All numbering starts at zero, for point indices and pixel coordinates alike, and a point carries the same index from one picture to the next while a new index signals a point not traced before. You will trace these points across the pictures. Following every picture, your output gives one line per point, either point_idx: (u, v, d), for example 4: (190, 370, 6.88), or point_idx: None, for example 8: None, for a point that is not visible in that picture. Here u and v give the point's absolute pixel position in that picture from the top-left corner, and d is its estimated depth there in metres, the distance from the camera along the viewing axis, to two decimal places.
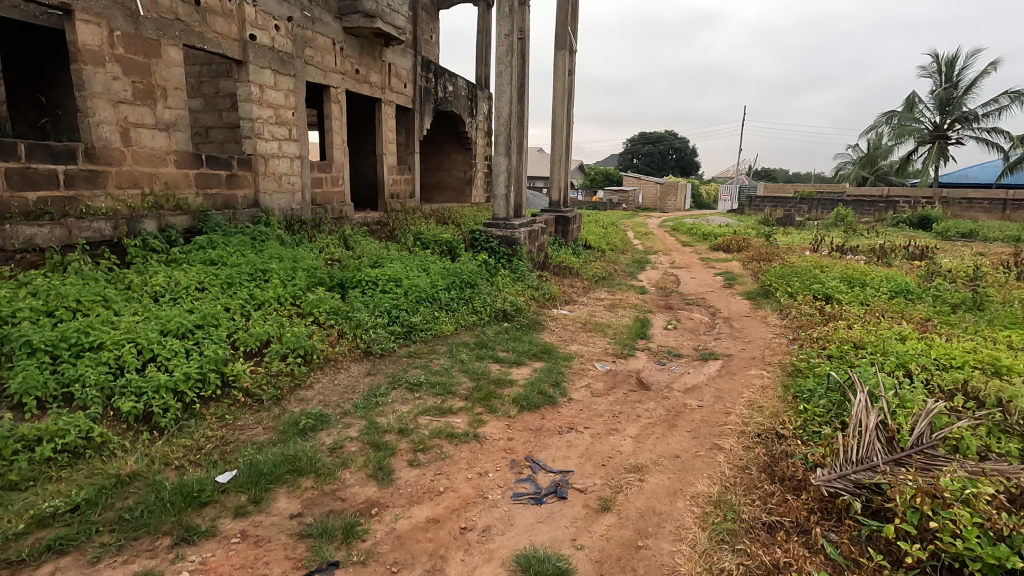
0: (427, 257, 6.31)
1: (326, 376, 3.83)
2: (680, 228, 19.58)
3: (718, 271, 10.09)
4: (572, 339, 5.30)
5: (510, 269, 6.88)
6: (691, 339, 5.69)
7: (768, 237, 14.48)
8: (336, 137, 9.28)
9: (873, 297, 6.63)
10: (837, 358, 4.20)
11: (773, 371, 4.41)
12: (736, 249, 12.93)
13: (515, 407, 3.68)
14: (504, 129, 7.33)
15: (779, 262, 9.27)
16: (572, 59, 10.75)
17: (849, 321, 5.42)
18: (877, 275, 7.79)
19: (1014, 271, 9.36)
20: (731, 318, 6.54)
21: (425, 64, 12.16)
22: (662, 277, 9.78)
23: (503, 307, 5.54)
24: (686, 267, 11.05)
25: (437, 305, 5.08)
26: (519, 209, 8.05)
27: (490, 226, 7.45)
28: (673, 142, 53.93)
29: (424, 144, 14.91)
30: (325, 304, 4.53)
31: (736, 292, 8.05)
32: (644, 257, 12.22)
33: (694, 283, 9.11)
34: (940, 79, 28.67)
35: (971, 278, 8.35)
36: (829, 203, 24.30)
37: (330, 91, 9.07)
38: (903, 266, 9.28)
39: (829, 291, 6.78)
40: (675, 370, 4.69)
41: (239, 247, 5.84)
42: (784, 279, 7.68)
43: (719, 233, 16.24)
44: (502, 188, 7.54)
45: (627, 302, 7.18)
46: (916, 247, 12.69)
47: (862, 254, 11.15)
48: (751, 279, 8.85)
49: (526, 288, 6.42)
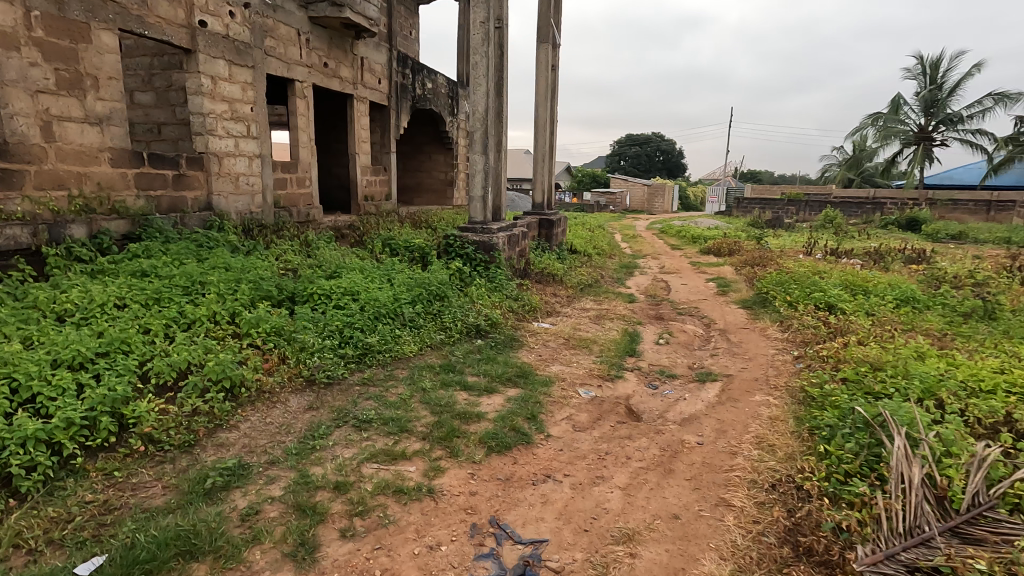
0: (394, 266, 5.70)
1: (256, 414, 3.20)
2: (669, 231, 19.14)
3: (710, 277, 9.61)
4: (553, 358, 4.72)
5: (487, 278, 6.30)
6: (685, 356, 5.14)
7: (759, 239, 14.05)
8: (302, 135, 8.63)
9: (878, 306, 6.14)
10: (854, 384, 3.67)
11: (780, 398, 3.87)
12: (727, 252, 12.46)
13: (482, 449, 3.09)
14: (481, 125, 6.75)
15: (774, 267, 8.80)
16: (556, 53, 10.20)
17: (858, 336, 4.90)
18: (879, 281, 7.33)
19: (1016, 275, 8.97)
20: (727, 330, 6.01)
21: (402, 60, 11.55)
22: (652, 283, 9.28)
23: (475, 323, 4.95)
24: (677, 271, 10.56)
25: (399, 322, 4.48)
26: (498, 212, 7.47)
27: (466, 231, 6.86)
28: (660, 143, 53.74)
29: (402, 144, 14.29)
30: (266, 324, 3.90)
31: (731, 300, 7.54)
32: (633, 262, 11.72)
33: (686, 290, 8.60)
34: (925, 80, 28.63)
35: (975, 283, 7.92)
36: (817, 204, 24.08)
37: (294, 85, 8.42)
38: (903, 271, 8.85)
39: (830, 299, 6.28)
40: (669, 396, 4.12)
41: (178, 257, 5.17)
42: (781, 287, 7.18)
43: (708, 235, 15.82)
44: (479, 190, 6.95)
45: (615, 313, 6.62)
46: (910, 249, 12.32)
47: (858, 258, 10.73)
48: (745, 285, 8.37)
49: (502, 299, 5.83)
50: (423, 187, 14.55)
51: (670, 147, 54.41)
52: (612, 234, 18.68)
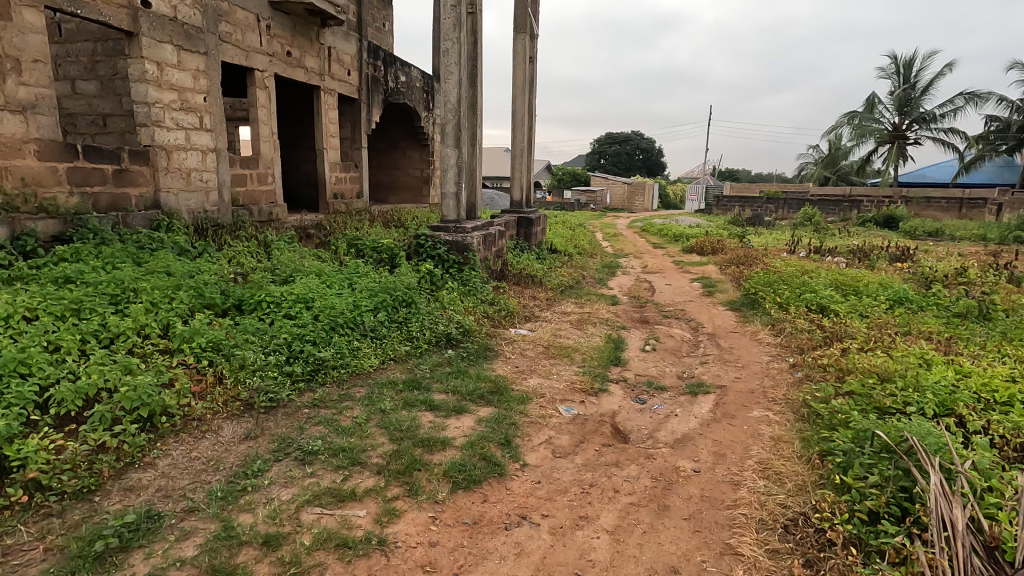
0: (357, 269, 5.21)
1: (179, 447, 2.71)
2: (650, 229, 18.88)
3: (695, 277, 9.29)
4: (531, 369, 4.30)
5: (460, 281, 5.86)
6: (673, 364, 4.77)
7: (742, 237, 13.83)
8: (263, 128, 8.06)
9: (872, 307, 5.85)
10: (862, 397, 3.32)
11: (781, 413, 3.50)
12: (710, 251, 12.18)
13: (446, 485, 2.64)
14: (454, 116, 6.29)
15: (761, 267, 8.51)
16: (534, 44, 9.77)
17: (857, 341, 4.58)
18: (870, 280, 7.05)
19: (1002, 272, 8.80)
20: (717, 334, 5.65)
21: (373, 51, 11.02)
22: (634, 284, 8.92)
23: (445, 331, 4.51)
24: (660, 271, 10.22)
25: (359, 332, 4.01)
26: (474, 210, 7.02)
27: (439, 230, 6.40)
28: (639, 142, 53.77)
29: (376, 141, 13.75)
30: (201, 338, 3.40)
31: (718, 301, 7.21)
32: (614, 262, 11.35)
33: (670, 291, 8.26)
34: (899, 80, 28.92)
35: (964, 282, 7.71)
36: (796, 203, 24.06)
37: (253, 75, 7.86)
38: (890, 269, 8.63)
39: (823, 301, 5.97)
40: (659, 412, 3.73)
41: (112, 261, 4.62)
42: (770, 287, 6.86)
43: (690, 234, 15.57)
44: (451, 186, 6.49)
45: (598, 317, 6.23)
46: (893, 247, 12.19)
47: (842, 256, 10.52)
48: (731, 286, 8.05)
49: (476, 304, 5.39)
50: (398, 185, 14.01)
51: (650, 145, 54.48)
52: (593, 233, 18.33)
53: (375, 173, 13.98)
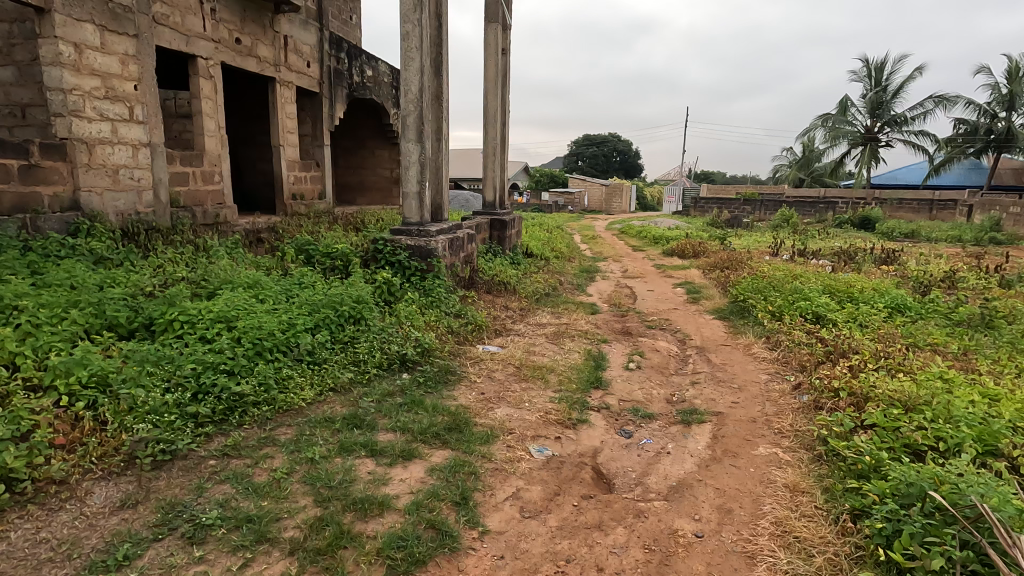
0: (301, 279, 4.54)
1: (22, 527, 2.04)
2: (629, 231, 18.48)
3: (678, 282, 8.81)
4: (500, 396, 3.71)
5: (422, 291, 5.24)
6: (662, 386, 4.22)
7: (723, 240, 13.47)
8: (208, 121, 7.32)
9: (872, 316, 5.40)
10: (890, 434, 2.81)
11: (791, 452, 2.97)
12: (692, 254, 11.76)
13: (380, 569, 2.03)
14: (415, 107, 5.65)
15: (747, 271, 8.06)
16: (507, 35, 9.20)
17: (866, 356, 4.09)
18: (865, 286, 6.64)
19: (992, 275, 8.50)
20: (707, 348, 5.14)
21: (336, 42, 10.31)
22: (615, 290, 8.40)
23: (399, 352, 3.88)
24: (641, 276, 9.74)
25: (291, 357, 3.36)
26: (439, 211, 6.38)
27: (400, 233, 5.77)
28: (616, 144, 53.75)
29: (343, 139, 13.03)
30: (82, 371, 2.72)
31: (704, 309, 6.73)
32: (593, 265, 10.84)
33: (653, 297, 7.76)
34: (871, 83, 29.05)
35: (958, 285, 7.35)
36: (773, 204, 24.02)
37: (196, 63, 7.11)
38: (879, 273, 8.28)
39: (818, 310, 5.50)
40: (649, 449, 3.17)
41: (1, 271, 3.89)
42: (760, 294, 6.40)
43: (670, 236, 15.17)
44: (414, 184, 5.79)
45: (577, 329, 5.67)
46: (876, 249, 11.92)
47: (827, 259, 10.17)
48: (716, 292, 7.58)
49: (438, 318, 4.77)
50: (367, 186, 13.29)
51: (627, 147, 54.49)
52: (571, 235, 17.83)
53: (342, 173, 13.24)
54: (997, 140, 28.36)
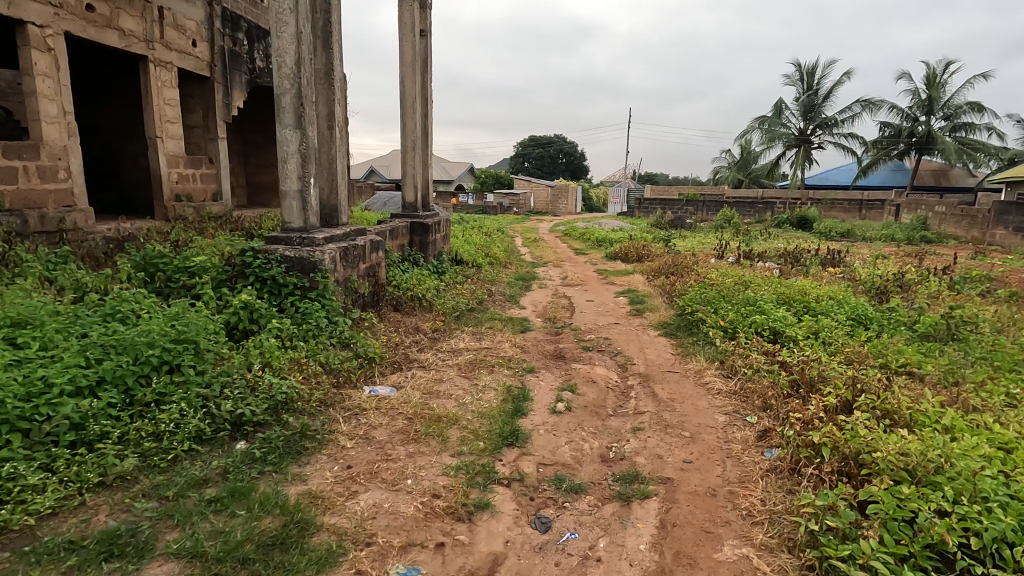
0: (114, 307, 3.34)
1: None
2: (573, 233, 17.76)
3: (620, 290, 8.04)
4: (375, 471, 2.68)
5: (299, 315, 4.13)
6: (596, 437, 3.30)
7: (667, 242, 12.90)
8: (46, 104, 5.86)
9: (834, 333, 4.71)
10: (906, 531, 1.98)
11: (770, 558, 2.11)
12: (635, 258, 11.07)
13: None
14: (292, 84, 4.50)
15: (692, 278, 7.35)
16: (426, 14, 8.13)
17: (840, 391, 3.33)
18: (820, 294, 6.01)
19: (937, 277, 8.17)
20: (652, 378, 4.28)
21: (231, 20, 8.95)
22: (551, 300, 7.52)
23: (234, 413, 2.77)
24: (581, 283, 8.91)
25: (35, 439, 2.22)
26: (335, 214, 5.28)
27: (279, 242, 4.63)
28: (562, 145, 53.51)
29: (252, 133, 11.61)
30: None
31: (648, 324, 5.93)
32: (530, 272, 9.95)
33: (593, 309, 6.91)
34: (803, 87, 29.78)
35: (910, 290, 6.89)
36: (714, 205, 24.01)
37: (26, 30, 5.64)
38: (829, 278, 7.76)
39: (775, 326, 4.77)
40: (573, 553, 2.21)
41: None
42: (708, 306, 5.65)
43: (613, 238, 14.50)
44: (294, 182, 4.66)
45: (499, 355, 4.70)
46: (819, 250, 11.62)
47: (774, 262, 9.67)
48: (661, 302, 6.82)
49: (312, 354, 3.69)
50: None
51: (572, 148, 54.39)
52: (512, 238, 16.93)
53: (253, 170, 11.80)
54: (918, 143, 29.60)
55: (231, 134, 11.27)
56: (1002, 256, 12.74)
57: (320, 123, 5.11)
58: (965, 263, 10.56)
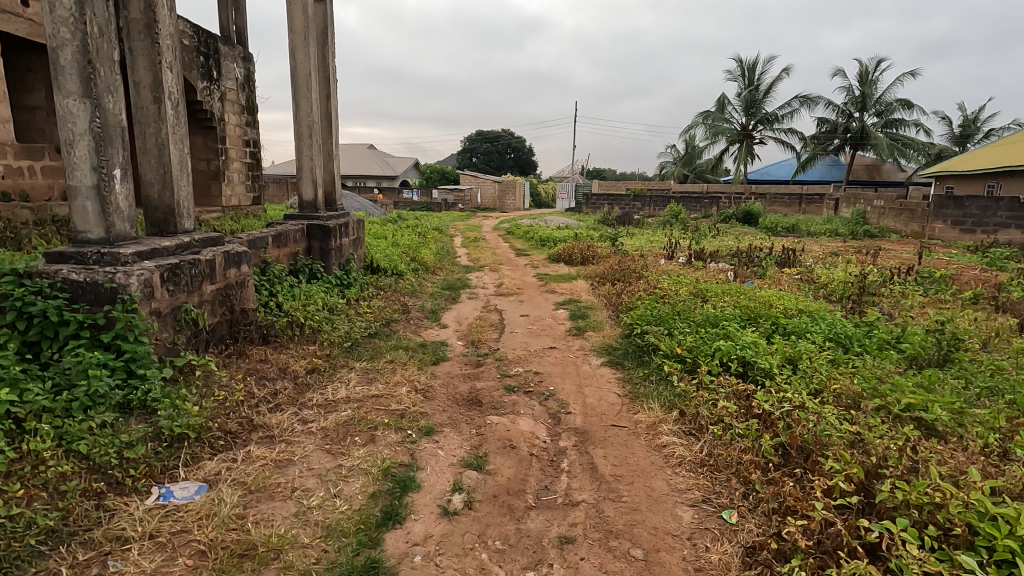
0: None
1: None
2: (516, 232, 16.60)
3: (560, 301, 6.96)
4: None
5: (76, 368, 2.77)
6: (503, 559, 2.17)
7: (613, 241, 11.94)
8: None
9: (815, 367, 3.76)
10: None
11: None
12: (579, 261, 10.03)
13: None
14: (73, 30, 3.09)
15: (640, 287, 6.36)
16: None
17: (852, 472, 2.35)
18: (788, 306, 5.09)
19: (900, 279, 7.52)
20: (591, 437, 3.20)
21: None
22: (478, 316, 6.36)
23: None
24: (517, 292, 7.80)
25: None
26: (170, 218, 3.94)
27: (66, 259, 3.22)
28: (509, 140, 52.35)
29: None
30: None
31: (590, 348, 4.85)
32: (462, 278, 8.77)
33: (526, 327, 5.78)
34: (744, 82, 29.80)
35: (879, 299, 6.13)
36: (662, 200, 23.48)
37: None
38: (790, 285, 6.93)
39: (744, 355, 3.78)
40: None
41: None
42: (662, 325, 4.62)
43: (557, 237, 13.46)
44: (86, 172, 3.26)
45: (389, 409, 3.47)
46: (771, 248, 10.96)
47: (727, 265, 8.84)
48: (605, 317, 5.78)
49: (68, 441, 2.38)
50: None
51: (519, 144, 53.32)
52: (450, 239, 15.57)
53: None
54: (853, 138, 30.22)
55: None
56: (946, 252, 12.50)
57: (141, 93, 3.75)
58: (917, 261, 10.10)
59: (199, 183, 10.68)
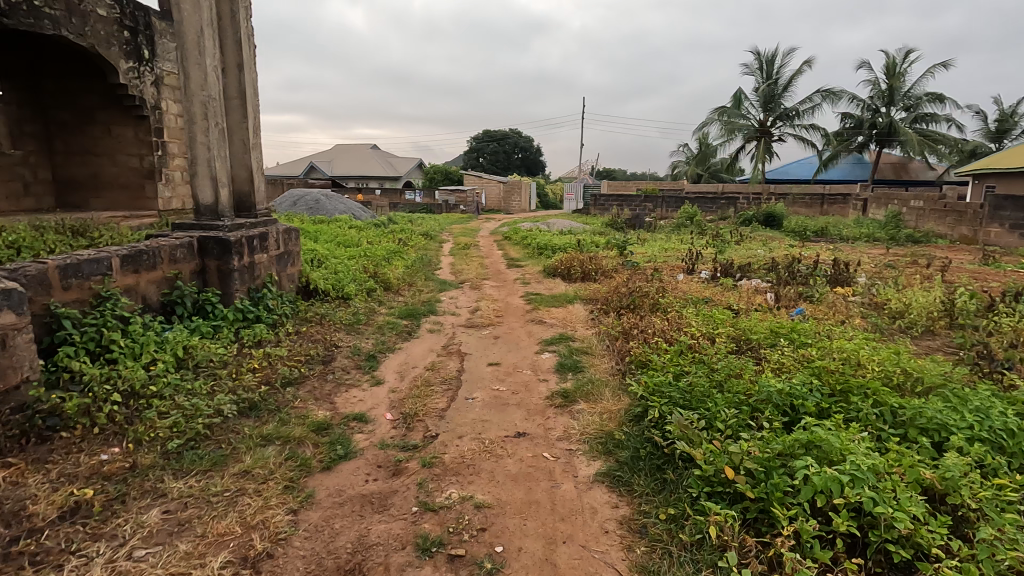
0: None
1: None
2: (513, 238, 14.85)
3: (546, 339, 5.16)
4: None
5: None
6: None
7: (622, 250, 10.13)
8: None
9: (998, 526, 1.98)
10: None
11: None
12: (579, 276, 8.23)
13: None
14: None
15: (653, 324, 4.55)
16: None
17: None
18: (888, 367, 3.27)
19: (1003, 309, 5.59)
20: None
21: None
22: (430, 365, 4.57)
23: None
24: (492, 322, 6.00)
25: None
26: None
27: None
28: (516, 140, 50.84)
29: (58, 110, 8.79)
30: None
31: (579, 441, 3.05)
32: (429, 300, 7.00)
33: (491, 386, 3.99)
34: (762, 76, 27.80)
35: (999, 346, 4.24)
36: (674, 200, 21.64)
37: None
38: (860, 323, 5.10)
39: (859, 499, 2.00)
40: None
41: None
42: (695, 411, 2.84)
43: (558, 244, 11.67)
44: None
45: None
46: (810, 260, 9.07)
47: (762, 286, 6.98)
48: (604, 374, 3.97)
49: None
50: (102, 180, 9.02)
51: (526, 143, 51.58)
52: (438, 245, 13.87)
53: (60, 162, 8.98)
54: (879, 134, 28.07)
55: (6, 89, 8.23)
56: (1015, 263, 10.51)
57: None
58: (997, 278, 8.12)
59: (131, 183, 9.01)
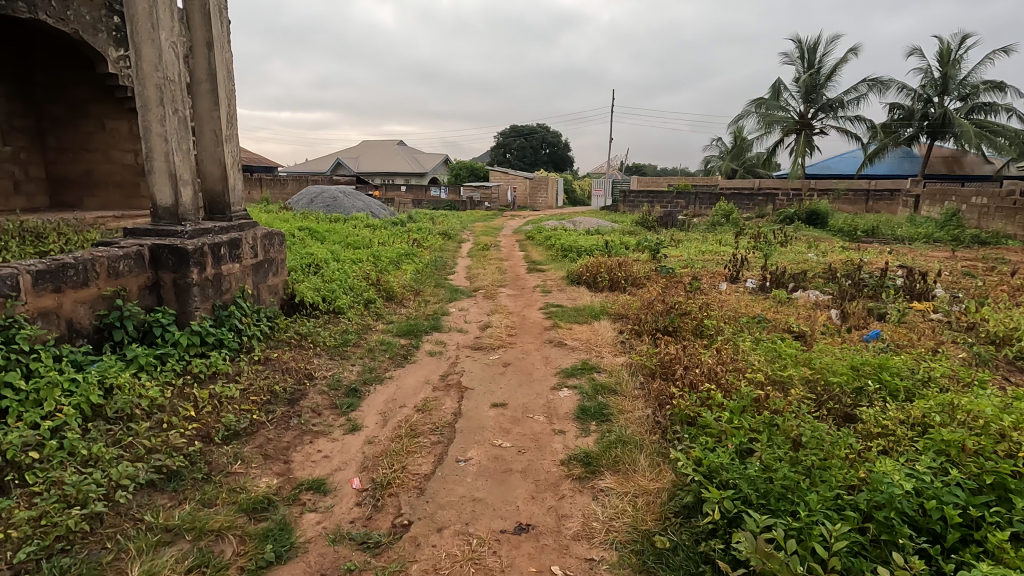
0: None
1: None
2: (536, 237, 13.91)
3: (564, 368, 4.25)
4: None
5: None
6: None
7: (655, 253, 9.11)
8: None
9: None
10: None
11: None
12: (607, 285, 7.26)
13: None
14: None
15: (699, 359, 3.58)
16: None
17: None
18: None
19: None
20: None
21: None
22: (420, 404, 3.71)
23: None
24: (503, 342, 5.11)
25: None
26: None
27: None
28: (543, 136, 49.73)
29: (52, 103, 8.21)
30: None
31: (604, 549, 2.16)
32: (434, 314, 6.15)
33: (492, 442, 3.11)
34: (803, 65, 26.11)
35: None
36: (709, 198, 20.35)
37: None
38: (960, 354, 4.04)
39: None
40: None
41: None
42: (777, 520, 1.92)
43: (583, 245, 10.68)
44: None
45: None
46: (873, 267, 7.88)
47: (823, 301, 5.90)
48: (637, 430, 3.04)
49: None
50: (96, 178, 8.45)
51: (553, 138, 50.46)
52: (456, 246, 13.04)
53: (53, 158, 8.36)
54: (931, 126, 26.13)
55: None
56: None
57: None
58: None
59: (127, 181, 8.58)
